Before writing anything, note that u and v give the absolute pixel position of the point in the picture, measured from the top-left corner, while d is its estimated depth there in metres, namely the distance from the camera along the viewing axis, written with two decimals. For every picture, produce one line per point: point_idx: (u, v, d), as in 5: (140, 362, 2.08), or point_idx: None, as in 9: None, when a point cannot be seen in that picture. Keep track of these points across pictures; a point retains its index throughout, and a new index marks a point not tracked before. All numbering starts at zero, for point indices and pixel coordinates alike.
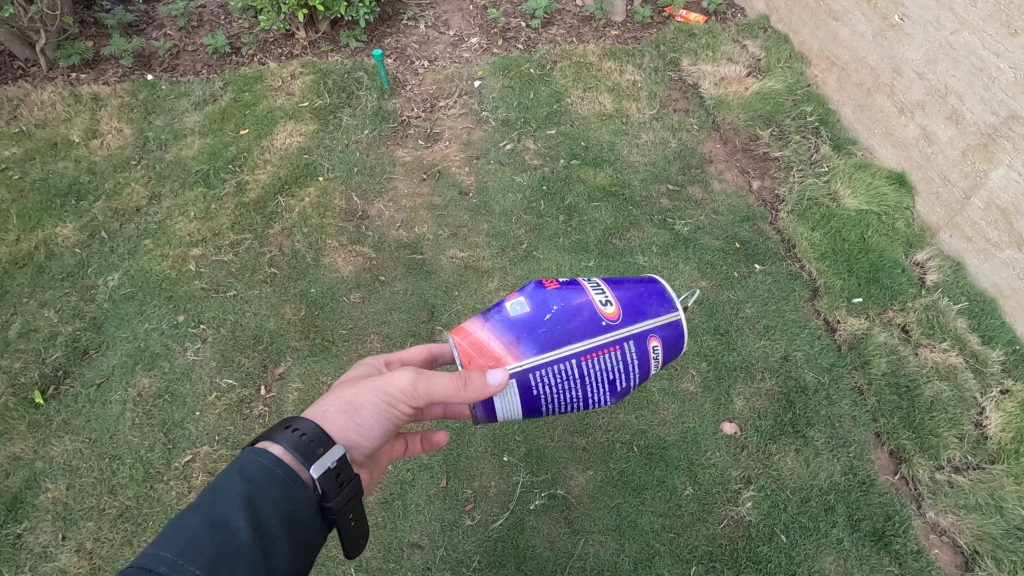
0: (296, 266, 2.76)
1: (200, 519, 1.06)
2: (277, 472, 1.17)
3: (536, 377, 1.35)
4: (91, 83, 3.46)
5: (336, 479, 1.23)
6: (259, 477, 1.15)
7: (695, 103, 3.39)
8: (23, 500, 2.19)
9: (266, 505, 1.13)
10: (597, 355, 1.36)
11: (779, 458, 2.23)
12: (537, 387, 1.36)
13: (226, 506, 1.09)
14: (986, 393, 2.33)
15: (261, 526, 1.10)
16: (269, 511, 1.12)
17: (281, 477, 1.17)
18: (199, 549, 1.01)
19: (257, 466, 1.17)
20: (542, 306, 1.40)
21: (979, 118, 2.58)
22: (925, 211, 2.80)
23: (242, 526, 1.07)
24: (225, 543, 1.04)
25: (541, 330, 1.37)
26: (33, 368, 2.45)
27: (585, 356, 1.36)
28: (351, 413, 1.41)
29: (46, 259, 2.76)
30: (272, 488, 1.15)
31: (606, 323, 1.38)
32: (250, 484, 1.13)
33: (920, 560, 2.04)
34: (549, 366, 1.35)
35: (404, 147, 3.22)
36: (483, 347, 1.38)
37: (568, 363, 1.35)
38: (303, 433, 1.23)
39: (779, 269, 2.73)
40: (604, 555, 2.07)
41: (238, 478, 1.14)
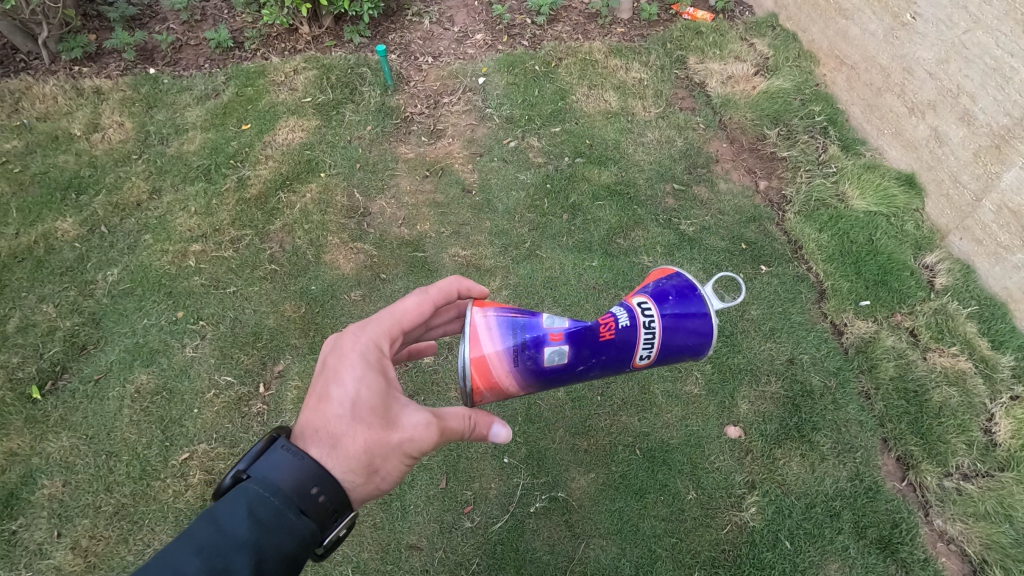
0: (296, 263, 2.73)
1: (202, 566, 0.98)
2: (287, 516, 1.12)
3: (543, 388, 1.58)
4: (93, 76, 3.43)
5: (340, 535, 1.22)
6: (267, 523, 1.09)
7: (702, 101, 3.35)
8: (19, 496, 2.18)
9: (272, 555, 1.07)
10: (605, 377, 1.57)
11: (784, 462, 2.20)
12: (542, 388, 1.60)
13: (232, 555, 1.02)
14: (996, 399, 2.28)
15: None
16: (273, 561, 1.06)
17: (290, 524, 1.11)
18: None
19: (267, 510, 1.11)
20: (578, 359, 1.44)
21: (992, 119, 2.53)
22: (935, 213, 2.76)
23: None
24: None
25: (568, 376, 1.48)
26: (31, 364, 2.43)
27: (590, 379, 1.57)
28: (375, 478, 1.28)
29: (45, 254, 2.74)
30: (278, 536, 1.09)
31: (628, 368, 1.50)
32: (259, 531, 1.07)
33: (927, 569, 2.00)
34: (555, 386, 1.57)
35: (407, 144, 3.19)
36: (505, 387, 1.47)
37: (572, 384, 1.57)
38: (320, 492, 1.17)
39: (785, 270, 2.69)
40: (606, 560, 2.04)
41: (245, 519, 1.08)
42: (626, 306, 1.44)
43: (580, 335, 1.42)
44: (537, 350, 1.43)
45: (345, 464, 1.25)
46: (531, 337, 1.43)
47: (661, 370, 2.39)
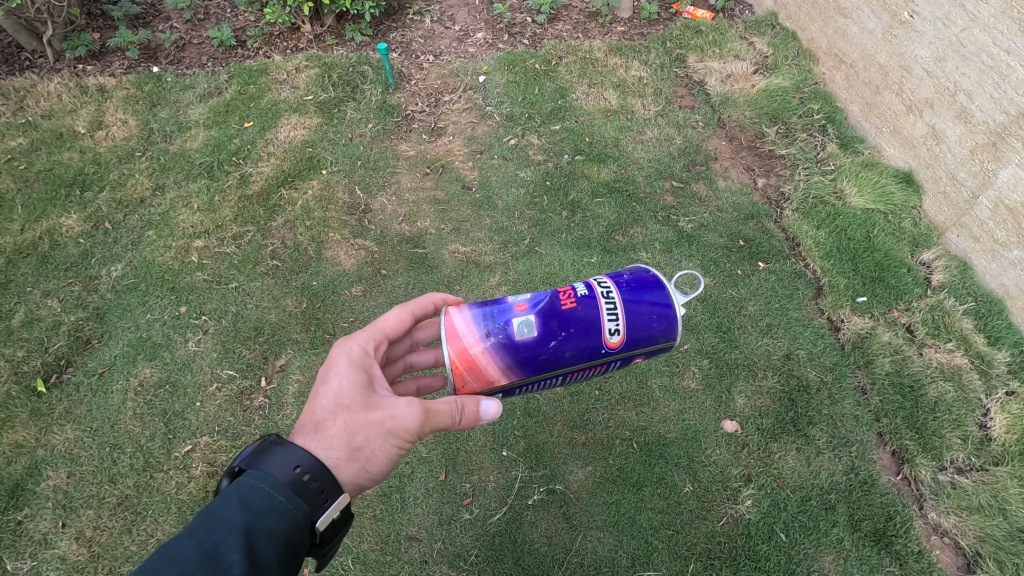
0: (298, 259, 2.76)
1: (195, 547, 1.00)
2: (277, 500, 1.15)
3: (526, 385, 1.52)
4: (97, 75, 3.47)
5: (334, 524, 1.25)
6: (259, 508, 1.12)
7: (701, 100, 3.37)
8: (24, 487, 2.21)
9: (264, 536, 1.09)
10: (587, 371, 1.52)
11: (780, 456, 2.22)
12: (525, 389, 1.54)
13: (227, 535, 1.05)
14: (991, 394, 2.30)
15: (258, 557, 1.05)
16: (265, 541, 1.08)
17: (280, 506, 1.15)
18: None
19: (257, 496, 1.14)
20: (548, 333, 1.45)
21: (989, 117, 2.55)
22: (932, 210, 2.78)
23: (239, 557, 1.02)
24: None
25: (545, 357, 1.46)
26: (36, 357, 2.46)
27: (573, 374, 1.52)
28: (362, 458, 1.32)
29: (50, 249, 2.77)
30: (270, 518, 1.12)
31: (604, 350, 1.48)
32: (251, 514, 1.10)
33: (921, 561, 2.02)
34: (538, 382, 1.51)
35: (408, 142, 3.21)
36: (479, 369, 1.45)
37: (557, 380, 1.51)
38: (303, 471, 1.21)
39: (783, 267, 2.70)
40: (603, 551, 2.06)
41: (237, 505, 1.11)
42: (584, 281, 1.53)
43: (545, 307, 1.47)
44: (506, 325, 1.45)
45: (329, 447, 1.30)
46: (499, 316, 1.47)
47: (658, 365, 2.42)
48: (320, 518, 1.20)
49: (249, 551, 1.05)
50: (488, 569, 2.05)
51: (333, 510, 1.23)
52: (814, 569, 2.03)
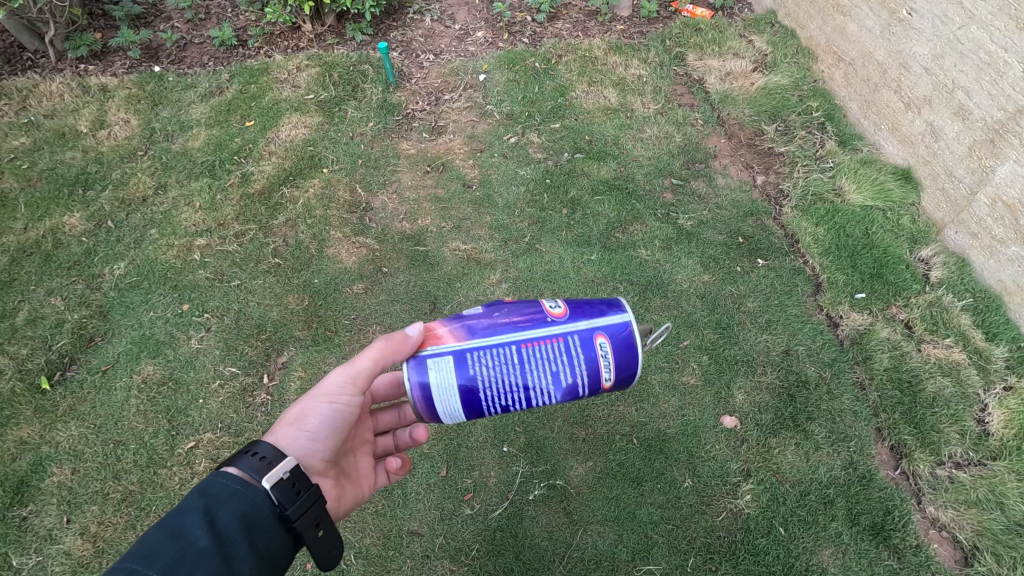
0: (299, 257, 2.77)
1: (160, 532, 1.09)
2: (235, 486, 1.21)
3: (474, 357, 1.38)
4: (99, 75, 3.48)
5: (290, 488, 1.26)
6: (220, 494, 1.19)
7: (700, 98, 3.38)
8: (29, 483, 2.22)
9: (225, 515, 1.16)
10: (541, 344, 1.38)
11: (779, 451, 2.23)
12: (476, 371, 1.37)
13: (188, 521, 1.12)
14: (989, 389, 2.31)
15: (221, 532, 1.13)
16: (227, 519, 1.15)
17: (239, 491, 1.21)
18: (158, 556, 1.04)
19: (217, 485, 1.21)
20: (491, 307, 1.46)
21: (986, 114, 2.56)
22: (931, 207, 2.79)
23: (202, 533, 1.10)
24: (185, 549, 1.07)
25: (488, 317, 1.42)
26: (40, 355, 2.48)
27: (526, 343, 1.39)
28: (295, 419, 1.47)
29: (53, 248, 2.78)
30: (230, 501, 1.19)
31: (552, 318, 1.42)
32: (211, 499, 1.18)
33: (919, 555, 2.03)
34: (490, 349, 1.38)
35: (409, 140, 3.22)
36: (432, 335, 1.43)
37: (508, 347, 1.38)
38: (256, 452, 1.29)
39: (782, 264, 2.72)
40: (603, 546, 2.08)
41: (199, 495, 1.18)
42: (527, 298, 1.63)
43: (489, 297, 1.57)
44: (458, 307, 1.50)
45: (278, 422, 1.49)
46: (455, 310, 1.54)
47: (658, 362, 2.43)
48: (267, 479, 1.24)
49: (211, 529, 1.12)
50: (489, 564, 2.06)
51: (282, 471, 1.26)
52: (813, 562, 2.04)
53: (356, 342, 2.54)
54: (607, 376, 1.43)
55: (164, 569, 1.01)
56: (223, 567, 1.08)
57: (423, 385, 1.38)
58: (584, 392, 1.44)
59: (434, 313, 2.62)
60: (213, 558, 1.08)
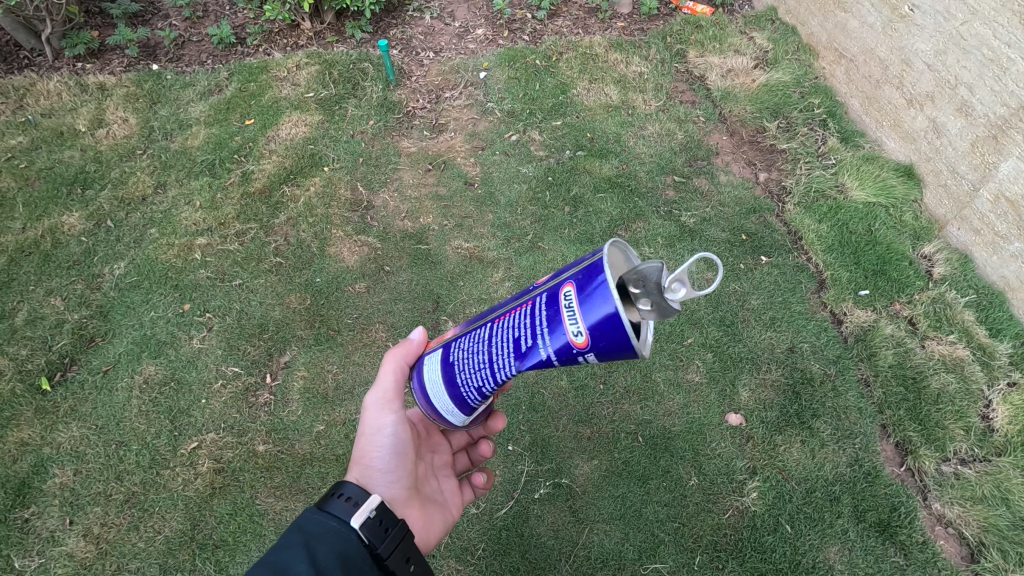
0: (301, 256, 2.76)
1: (265, 566, 1.12)
2: (331, 524, 1.26)
3: (456, 345, 1.35)
4: (96, 73, 3.46)
5: (378, 525, 1.28)
6: (317, 532, 1.23)
7: (702, 95, 3.37)
8: (31, 485, 2.21)
9: (323, 551, 1.19)
10: (509, 313, 1.24)
11: (784, 449, 2.23)
12: (452, 353, 1.35)
13: (291, 555, 1.16)
14: (993, 385, 2.32)
15: (322, 567, 1.15)
16: (326, 555, 1.18)
17: (334, 528, 1.25)
18: None
19: (313, 522, 1.25)
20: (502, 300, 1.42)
21: (990, 110, 2.56)
22: (933, 204, 2.80)
23: (305, 568, 1.13)
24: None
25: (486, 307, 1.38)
26: (40, 356, 2.46)
27: (499, 318, 1.27)
28: (360, 462, 1.51)
29: (52, 248, 2.76)
30: (327, 538, 1.22)
31: (532, 287, 1.27)
32: (308, 536, 1.21)
33: (925, 551, 2.04)
34: (469, 332, 1.34)
35: (410, 138, 3.21)
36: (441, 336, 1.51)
37: (482, 326, 1.30)
38: (343, 493, 1.32)
39: (785, 261, 2.71)
40: (609, 544, 2.07)
41: (298, 532, 1.23)
42: None
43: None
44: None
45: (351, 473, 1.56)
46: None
47: (662, 359, 2.42)
48: (356, 519, 1.26)
49: (312, 564, 1.15)
50: (495, 563, 2.06)
51: (369, 509, 1.29)
52: (820, 559, 2.04)
53: (359, 341, 2.53)
54: (573, 330, 1.10)
55: None
56: None
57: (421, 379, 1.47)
58: (558, 356, 1.14)
59: (437, 312, 2.61)
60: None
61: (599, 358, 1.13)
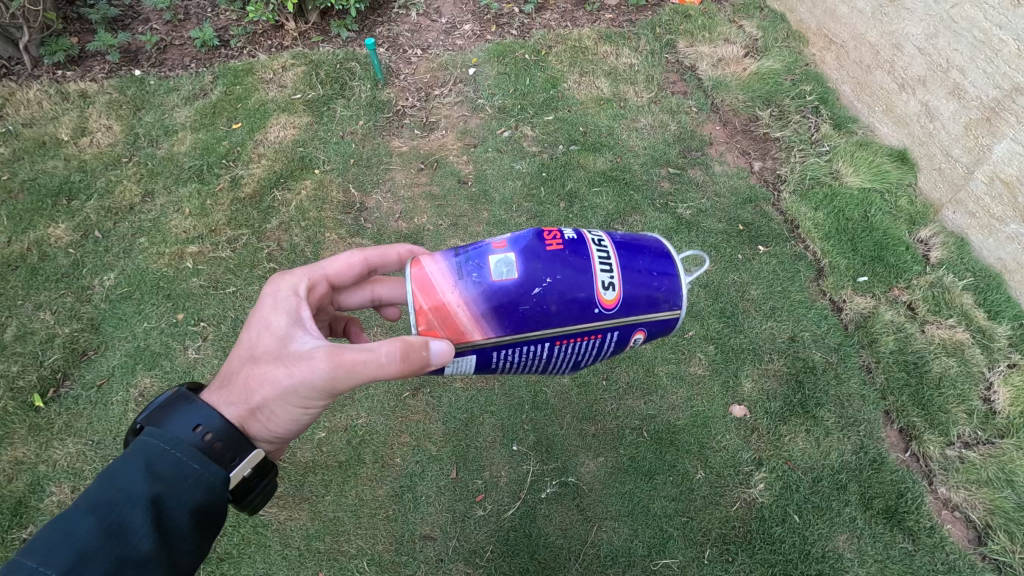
0: (295, 261, 2.71)
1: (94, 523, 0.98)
2: (188, 466, 1.09)
3: (500, 351, 1.26)
4: (78, 80, 3.38)
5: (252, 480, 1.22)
6: (169, 477, 1.06)
7: (693, 85, 3.35)
8: (27, 504, 2.16)
9: (177, 507, 1.05)
10: (576, 341, 1.26)
11: (790, 439, 2.23)
12: (496, 360, 1.28)
13: (128, 511, 1.00)
14: (994, 367, 2.32)
15: (168, 532, 1.03)
16: (179, 512, 1.05)
17: (193, 475, 1.09)
18: (90, 564, 0.94)
19: (166, 462, 1.08)
20: (529, 278, 1.22)
21: (982, 92, 2.56)
22: (927, 187, 2.79)
23: (145, 535, 1.00)
24: (125, 555, 0.97)
25: (529, 304, 1.21)
26: (32, 372, 2.41)
27: (561, 341, 1.25)
28: (255, 415, 1.27)
29: (39, 261, 2.70)
30: (184, 486, 1.07)
31: (600, 309, 1.23)
32: (159, 484, 1.05)
33: (933, 536, 2.04)
34: (521, 346, 1.25)
35: (400, 137, 3.17)
36: (447, 310, 1.23)
37: (541, 345, 1.25)
38: (207, 430, 1.15)
39: (783, 250, 2.70)
40: (618, 541, 2.06)
41: (143, 474, 1.04)
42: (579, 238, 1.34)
43: (533, 252, 1.24)
44: (483, 267, 1.24)
45: (231, 398, 1.26)
46: (475, 251, 1.28)
47: (664, 353, 2.41)
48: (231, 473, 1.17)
49: (157, 527, 1.02)
50: (504, 565, 2.04)
51: (244, 463, 1.19)
52: (829, 548, 2.04)
53: None
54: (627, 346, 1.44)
55: None
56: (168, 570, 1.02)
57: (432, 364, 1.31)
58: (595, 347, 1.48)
59: None
60: (157, 565, 1.00)
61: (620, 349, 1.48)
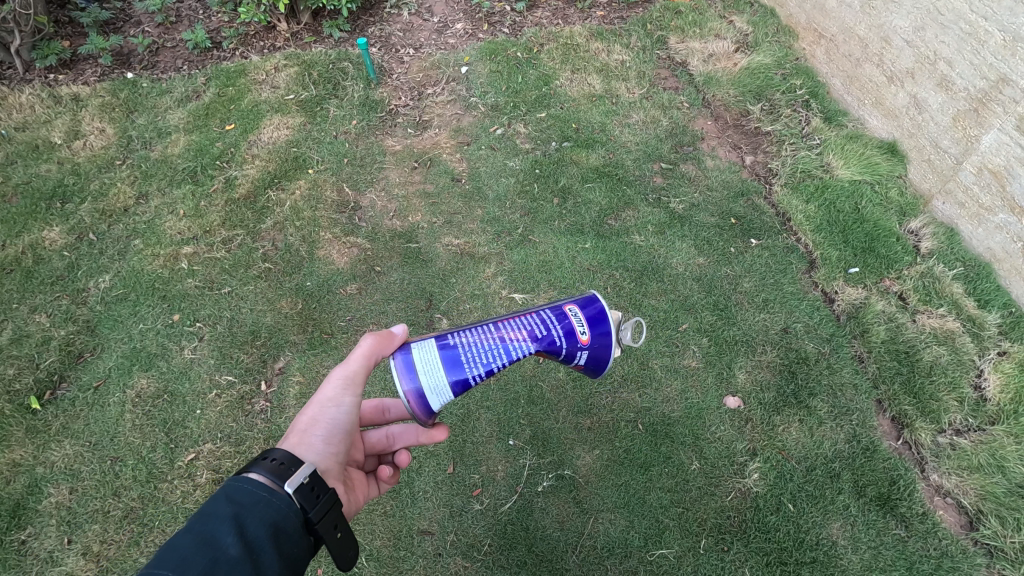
0: (290, 260, 2.72)
1: (188, 538, 1.01)
2: (260, 492, 1.15)
3: (451, 333, 1.48)
4: (70, 83, 3.39)
5: (310, 492, 1.21)
6: (246, 501, 1.12)
7: (685, 80, 3.37)
8: (25, 506, 2.17)
9: (254, 522, 1.09)
10: (513, 317, 1.52)
11: (783, 429, 2.25)
12: (451, 337, 1.46)
13: (216, 527, 1.04)
14: (984, 355, 2.35)
15: (250, 543, 1.05)
16: (258, 526, 1.08)
17: (265, 498, 1.14)
18: (191, 565, 0.96)
19: (242, 491, 1.14)
20: None
21: (969, 84, 2.58)
22: (918, 178, 2.82)
23: (233, 541, 1.03)
24: (217, 559, 0.99)
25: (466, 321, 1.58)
26: (29, 374, 2.42)
27: (500, 319, 1.51)
28: (309, 427, 1.44)
29: (34, 264, 2.71)
30: (257, 508, 1.12)
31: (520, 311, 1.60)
32: (236, 506, 1.10)
33: (926, 522, 2.06)
34: (467, 328, 1.50)
35: (394, 136, 3.18)
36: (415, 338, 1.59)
37: (485, 323, 1.50)
38: (273, 458, 1.23)
39: (775, 243, 2.72)
40: (615, 533, 2.08)
41: (224, 501, 1.10)
42: None
43: None
44: None
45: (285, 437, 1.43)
46: None
47: (658, 346, 2.43)
48: (290, 483, 1.19)
49: (241, 539, 1.05)
50: (502, 558, 2.06)
51: (302, 475, 1.22)
52: (823, 536, 2.06)
53: (353, 343, 2.50)
54: (580, 330, 1.49)
55: None
56: None
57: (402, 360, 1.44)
58: (563, 347, 1.48)
59: (431, 310, 2.58)
60: (246, 570, 1.01)
61: (592, 357, 1.52)
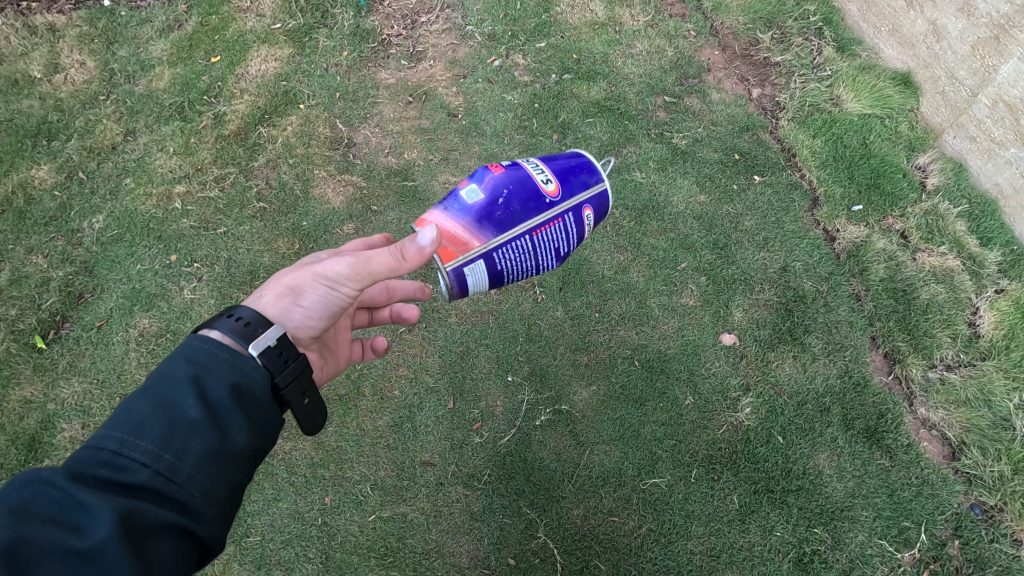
0: (285, 199, 2.68)
1: (149, 400, 1.11)
2: (221, 354, 1.19)
3: (498, 254, 1.49)
4: (43, 11, 3.20)
5: (278, 356, 1.29)
6: (206, 360, 1.17)
7: (693, 6, 3.13)
8: (41, 440, 2.25)
9: (215, 383, 1.16)
10: (547, 228, 1.52)
11: (777, 364, 2.29)
12: (499, 263, 1.50)
13: (175, 390, 1.12)
14: (981, 293, 2.36)
15: (211, 404, 1.13)
16: (219, 388, 1.15)
17: (226, 359, 1.18)
18: (149, 427, 1.07)
19: (201, 351, 1.18)
20: (493, 195, 1.48)
21: (993, 9, 2.50)
22: (930, 112, 2.72)
23: (193, 404, 1.11)
24: (177, 421, 1.09)
25: (500, 214, 1.47)
26: (31, 315, 2.44)
27: (536, 230, 1.50)
28: (298, 293, 1.46)
29: (26, 205, 2.67)
30: (218, 369, 1.17)
31: (549, 200, 1.52)
32: (196, 367, 1.16)
33: (909, 453, 2.14)
34: (508, 244, 1.49)
35: (387, 69, 3.05)
36: (450, 234, 1.47)
37: (523, 239, 1.49)
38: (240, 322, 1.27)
39: (779, 179, 2.66)
40: (610, 463, 2.16)
41: (183, 362, 1.16)
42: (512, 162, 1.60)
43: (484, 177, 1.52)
44: (455, 197, 1.51)
45: (275, 291, 1.45)
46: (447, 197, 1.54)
47: (656, 285, 2.43)
48: (254, 347, 1.25)
49: (202, 400, 1.13)
50: (501, 486, 2.15)
51: (269, 338, 1.28)
52: (810, 466, 2.14)
53: None
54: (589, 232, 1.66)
55: (156, 443, 1.05)
56: (217, 437, 1.11)
57: (457, 283, 1.50)
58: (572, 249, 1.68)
59: None
60: (208, 430, 1.10)
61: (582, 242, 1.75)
